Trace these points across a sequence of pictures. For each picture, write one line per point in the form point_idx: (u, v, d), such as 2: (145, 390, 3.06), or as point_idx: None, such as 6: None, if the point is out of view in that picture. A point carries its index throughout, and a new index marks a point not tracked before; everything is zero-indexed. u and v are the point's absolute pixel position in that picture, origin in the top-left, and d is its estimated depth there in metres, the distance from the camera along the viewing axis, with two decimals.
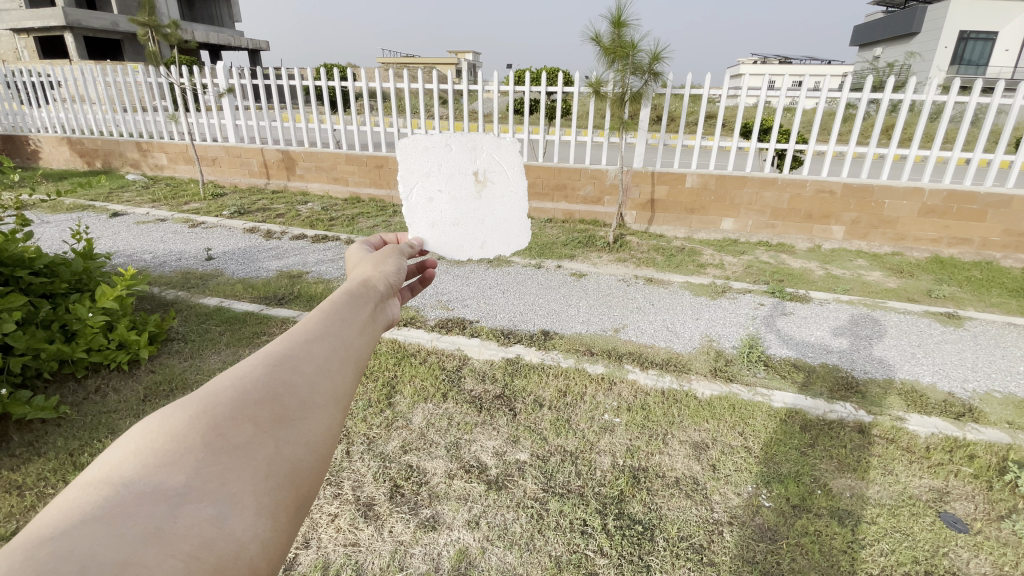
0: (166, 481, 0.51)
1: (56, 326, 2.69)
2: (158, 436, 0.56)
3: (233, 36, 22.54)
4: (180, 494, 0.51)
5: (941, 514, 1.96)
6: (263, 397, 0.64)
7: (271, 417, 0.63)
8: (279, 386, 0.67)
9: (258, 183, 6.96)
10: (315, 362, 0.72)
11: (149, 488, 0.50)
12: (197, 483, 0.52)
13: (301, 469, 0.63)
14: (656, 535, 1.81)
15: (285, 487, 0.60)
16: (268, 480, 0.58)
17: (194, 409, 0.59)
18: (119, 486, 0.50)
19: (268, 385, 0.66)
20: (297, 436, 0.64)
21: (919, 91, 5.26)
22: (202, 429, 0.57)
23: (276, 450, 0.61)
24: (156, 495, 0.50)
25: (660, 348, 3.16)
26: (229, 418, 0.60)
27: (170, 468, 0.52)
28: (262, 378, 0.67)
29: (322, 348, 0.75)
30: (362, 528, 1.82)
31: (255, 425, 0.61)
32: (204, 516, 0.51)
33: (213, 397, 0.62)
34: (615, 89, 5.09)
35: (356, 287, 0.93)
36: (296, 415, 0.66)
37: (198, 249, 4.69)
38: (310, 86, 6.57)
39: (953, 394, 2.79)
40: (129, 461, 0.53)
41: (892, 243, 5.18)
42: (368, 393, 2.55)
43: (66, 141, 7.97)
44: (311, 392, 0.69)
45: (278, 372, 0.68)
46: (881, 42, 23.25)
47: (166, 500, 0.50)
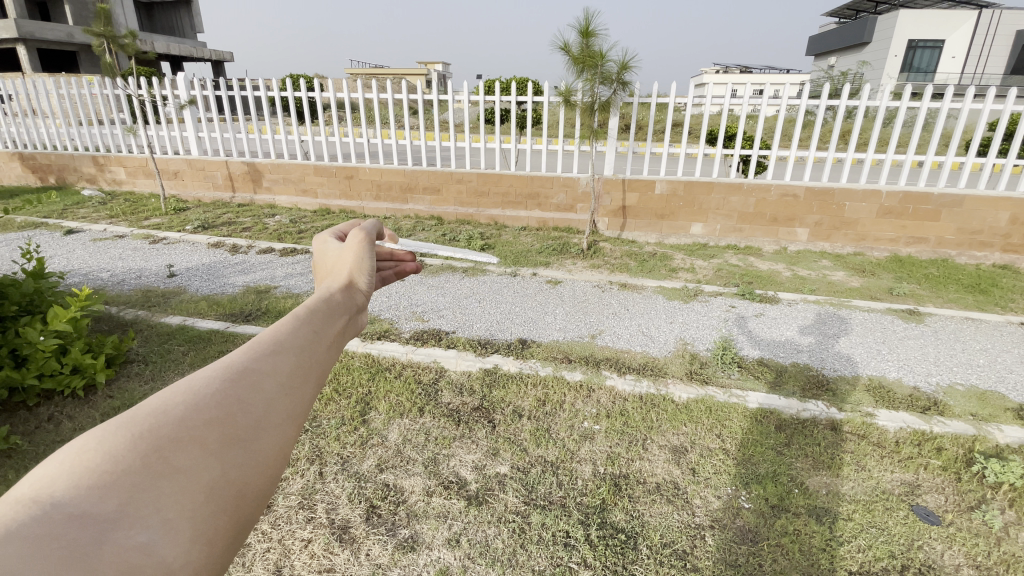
0: (98, 505, 0.46)
1: (5, 352, 2.52)
2: (95, 454, 0.50)
3: (195, 47, 22.00)
4: (109, 520, 0.46)
5: (914, 507, 2.01)
6: (215, 415, 0.59)
7: (221, 437, 0.58)
8: (234, 404, 0.61)
9: (223, 197, 6.76)
10: (278, 378, 0.67)
11: (77, 509, 0.45)
12: (129, 508, 0.48)
13: (246, 492, 0.59)
14: (640, 544, 1.80)
15: (225, 512, 0.56)
16: (207, 503, 0.54)
17: (138, 427, 0.54)
18: (49, 506, 0.45)
19: (221, 402, 0.61)
20: (247, 457, 0.59)
21: (873, 98, 5.45)
22: (143, 448, 0.52)
23: (220, 474, 0.56)
24: (84, 519, 0.45)
25: (637, 352, 3.18)
26: (175, 437, 0.55)
27: (103, 491, 0.47)
28: (216, 394, 0.61)
29: (289, 361, 0.69)
30: (338, 552, 1.75)
31: (202, 446, 0.56)
32: (133, 544, 0.46)
33: (160, 415, 0.56)
34: (585, 98, 5.16)
35: (338, 290, 0.87)
36: (251, 434, 0.61)
37: (159, 266, 4.50)
38: (275, 96, 6.41)
39: (918, 388, 2.88)
40: (60, 480, 0.47)
41: (853, 243, 5.38)
42: (341, 410, 2.47)
43: (15, 156, 7.57)
44: (269, 409, 0.63)
45: (234, 388, 0.63)
46: (836, 51, 24.32)
47: (94, 525, 0.45)
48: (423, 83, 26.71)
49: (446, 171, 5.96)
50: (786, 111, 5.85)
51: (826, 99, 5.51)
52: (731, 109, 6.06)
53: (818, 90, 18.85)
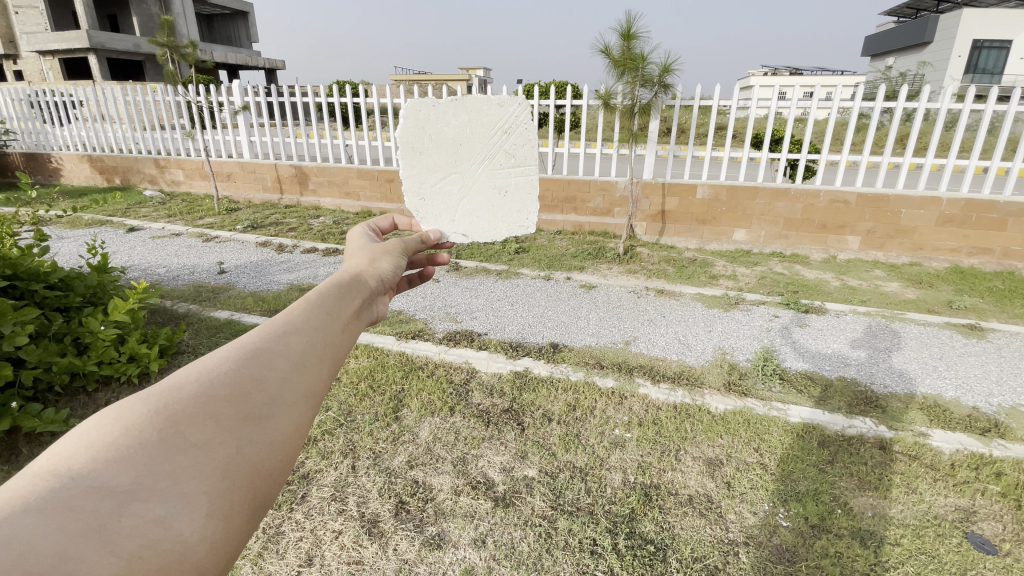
0: (116, 478, 0.49)
1: (68, 340, 2.71)
2: (115, 428, 0.54)
3: (250, 56, 23.13)
4: (127, 493, 0.49)
5: (968, 534, 1.87)
6: (229, 392, 0.62)
7: (235, 414, 0.61)
8: (248, 383, 0.64)
9: (272, 198, 7.06)
10: (290, 360, 0.70)
11: (96, 483, 0.48)
12: (146, 482, 0.51)
13: (260, 470, 0.62)
14: (669, 556, 1.75)
15: (243, 487, 0.59)
16: (224, 480, 0.57)
17: (155, 402, 0.57)
18: (68, 479, 0.48)
19: (236, 381, 0.64)
20: (261, 435, 0.62)
21: (933, 99, 5.13)
22: (160, 423, 0.55)
23: (236, 450, 0.59)
24: (103, 491, 0.48)
25: (672, 361, 3.11)
26: (191, 415, 0.58)
27: (121, 465, 0.51)
28: (230, 373, 0.64)
29: (300, 344, 0.72)
30: (366, 545, 1.78)
31: (217, 423, 0.59)
32: (151, 517, 0.49)
33: (176, 391, 0.59)
34: (625, 101, 5.11)
35: (348, 278, 0.90)
36: (265, 414, 0.64)
37: (211, 264, 4.74)
38: (322, 101, 6.65)
39: (977, 409, 2.69)
40: (80, 453, 0.51)
41: (910, 253, 5.07)
42: (375, 406, 2.53)
43: (86, 158, 8.15)
44: (281, 389, 0.66)
45: (248, 369, 0.66)
46: (894, 51, 23.12)
47: (112, 497, 0.48)
48: (464, 89, 27.21)
49: None
50: (837, 114, 5.59)
51: (882, 100, 5.23)
52: (778, 112, 5.85)
53: (874, 92, 18.02)
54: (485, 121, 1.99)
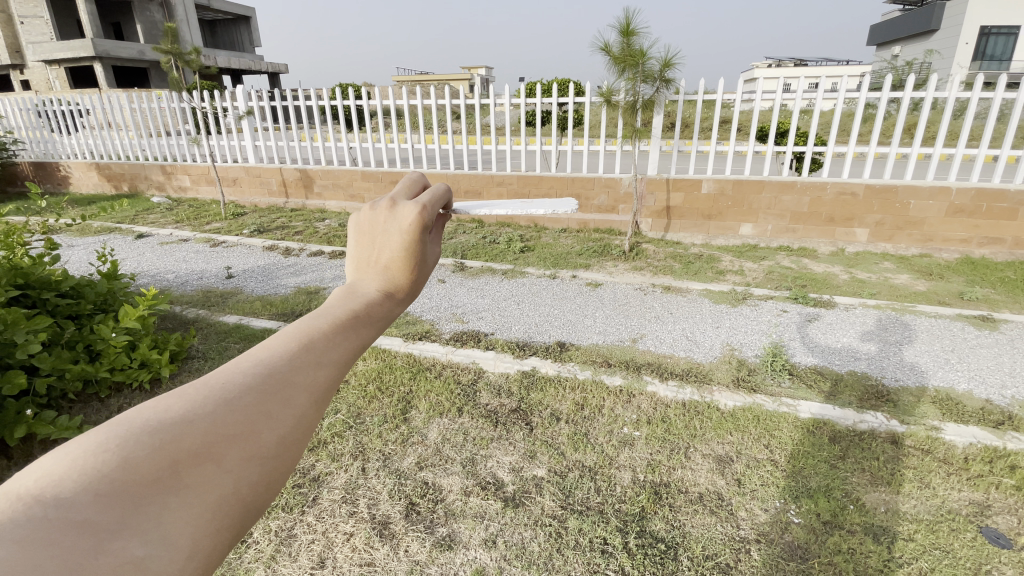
0: (102, 513, 0.45)
1: (81, 347, 2.74)
2: (114, 450, 0.49)
3: (253, 61, 23.26)
4: (110, 531, 0.45)
5: (983, 529, 1.85)
6: (245, 421, 0.56)
7: (243, 450, 0.55)
8: (264, 412, 0.58)
9: (277, 202, 7.10)
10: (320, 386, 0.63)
11: (80, 518, 0.44)
12: (131, 520, 0.46)
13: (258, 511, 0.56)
14: (680, 554, 1.75)
15: (229, 531, 0.54)
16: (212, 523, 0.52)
17: (160, 424, 0.52)
18: (51, 507, 0.43)
19: (254, 407, 0.58)
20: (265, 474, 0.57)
21: (941, 88, 5.06)
22: (163, 451, 0.51)
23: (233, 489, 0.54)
24: (85, 527, 0.44)
25: (680, 357, 3.10)
26: (196, 449, 0.52)
27: (110, 498, 0.46)
28: (247, 397, 0.58)
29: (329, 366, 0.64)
30: (378, 547, 1.79)
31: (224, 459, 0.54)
32: (130, 558, 0.44)
33: (186, 414, 0.54)
34: (627, 97, 5.08)
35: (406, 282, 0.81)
36: (275, 451, 0.58)
37: (218, 268, 4.78)
38: (325, 104, 6.67)
39: (990, 401, 2.66)
40: (69, 474, 0.46)
41: (919, 244, 5.02)
42: (384, 408, 2.54)
43: (94, 166, 8.24)
44: (298, 421, 0.60)
45: (268, 397, 0.59)
46: (901, 40, 22.87)
47: (93, 533, 0.44)
48: (467, 89, 27.21)
49: (488, 174, 6.02)
50: (842, 105, 5.53)
51: (888, 90, 5.16)
52: (783, 105, 5.80)
53: (880, 82, 17.85)
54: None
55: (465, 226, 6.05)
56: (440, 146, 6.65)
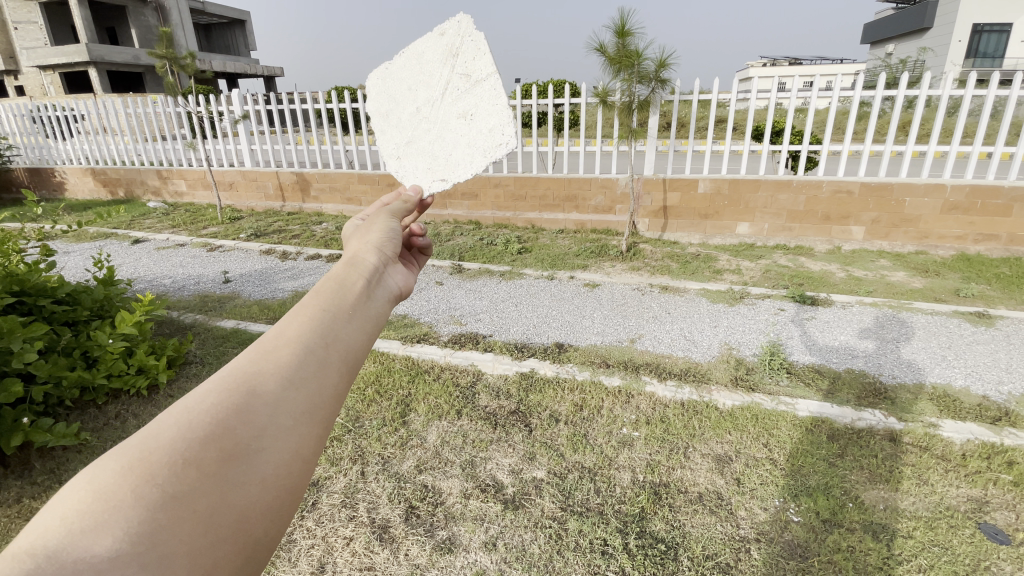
0: (91, 547, 0.48)
1: (78, 353, 2.73)
2: (92, 494, 0.53)
3: (249, 65, 23.22)
4: (103, 561, 0.48)
5: (981, 525, 1.86)
6: (211, 431, 0.59)
7: (220, 457, 0.58)
8: (232, 419, 0.61)
9: (274, 206, 7.09)
10: (280, 380, 0.66)
11: (72, 557, 0.47)
12: (124, 546, 0.49)
13: (253, 511, 0.60)
14: (680, 555, 1.75)
15: (228, 536, 0.57)
16: (207, 533, 0.55)
17: (129, 458, 0.56)
18: (45, 556, 0.47)
19: (218, 417, 0.61)
20: (248, 473, 0.60)
21: (935, 86, 5.07)
22: (137, 480, 0.54)
23: (222, 497, 0.57)
24: (77, 564, 0.47)
25: (679, 357, 3.10)
26: (172, 467, 0.56)
27: (96, 533, 0.49)
28: (213, 410, 0.61)
29: (291, 363, 0.68)
30: (378, 551, 1.79)
31: (199, 469, 0.57)
32: None
33: (155, 442, 0.57)
34: (623, 98, 5.10)
35: (346, 267, 0.84)
36: (250, 451, 0.61)
37: (216, 273, 4.77)
38: (321, 107, 6.66)
39: (988, 397, 2.67)
40: (55, 528, 0.50)
41: (915, 241, 5.03)
42: (382, 412, 2.53)
43: (90, 171, 8.21)
44: (271, 418, 0.63)
45: (232, 407, 0.62)
46: (895, 38, 22.99)
47: (87, 567, 0.47)
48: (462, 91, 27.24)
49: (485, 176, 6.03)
50: (837, 103, 5.55)
51: (883, 89, 5.18)
52: (778, 104, 5.81)
53: (874, 80, 17.95)
54: (432, 55, 1.54)
55: (462, 228, 6.05)
56: None
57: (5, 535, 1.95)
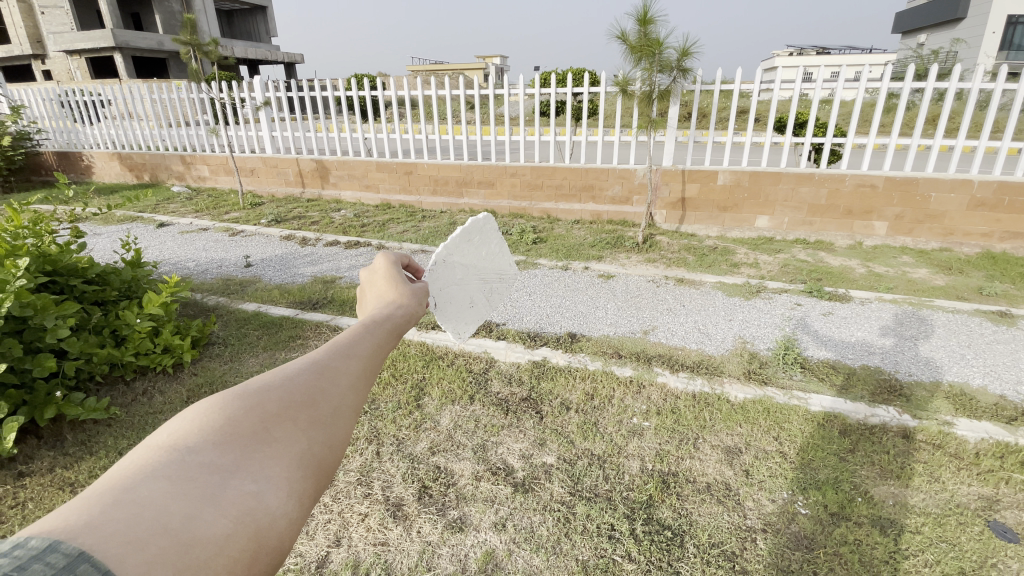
0: (219, 456, 0.53)
1: (107, 332, 2.86)
2: (218, 413, 0.58)
3: (270, 52, 23.41)
4: (228, 470, 0.52)
5: (990, 523, 1.85)
6: (311, 387, 0.65)
7: (313, 409, 0.63)
8: (325, 382, 0.67)
9: (294, 192, 7.19)
10: (362, 360, 0.73)
11: (203, 459, 0.52)
12: (243, 461, 0.54)
13: (335, 460, 0.63)
14: (686, 542, 1.78)
15: (316, 475, 0.60)
16: (303, 465, 0.59)
17: (250, 390, 0.61)
18: (182, 452, 0.52)
19: (317, 377, 0.67)
20: (336, 429, 0.65)
21: (966, 78, 4.90)
22: (255, 410, 0.59)
23: (314, 440, 0.62)
24: (208, 466, 0.52)
25: (691, 350, 3.11)
26: (279, 407, 0.61)
27: (222, 445, 0.54)
28: (311, 372, 0.67)
29: (366, 350, 0.74)
30: (392, 528, 1.86)
31: (300, 414, 0.62)
32: (245, 492, 0.52)
33: (268, 382, 0.64)
34: (643, 87, 5.05)
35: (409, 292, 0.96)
36: (338, 409, 0.66)
37: (237, 257, 4.88)
38: (340, 95, 6.70)
39: (1006, 397, 2.63)
40: (192, 431, 0.55)
41: (940, 238, 4.92)
42: (398, 395, 2.60)
43: (116, 156, 8.41)
44: (355, 389, 0.69)
45: (323, 373, 0.68)
46: (928, 27, 22.19)
47: (216, 472, 0.52)
48: (479, 78, 27.29)
49: (501, 165, 6.04)
50: (864, 95, 5.40)
51: (912, 80, 5.02)
52: (802, 94, 5.68)
53: (904, 70, 17.50)
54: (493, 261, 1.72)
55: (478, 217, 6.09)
56: (454, 137, 6.65)
57: (39, 502, 2.06)
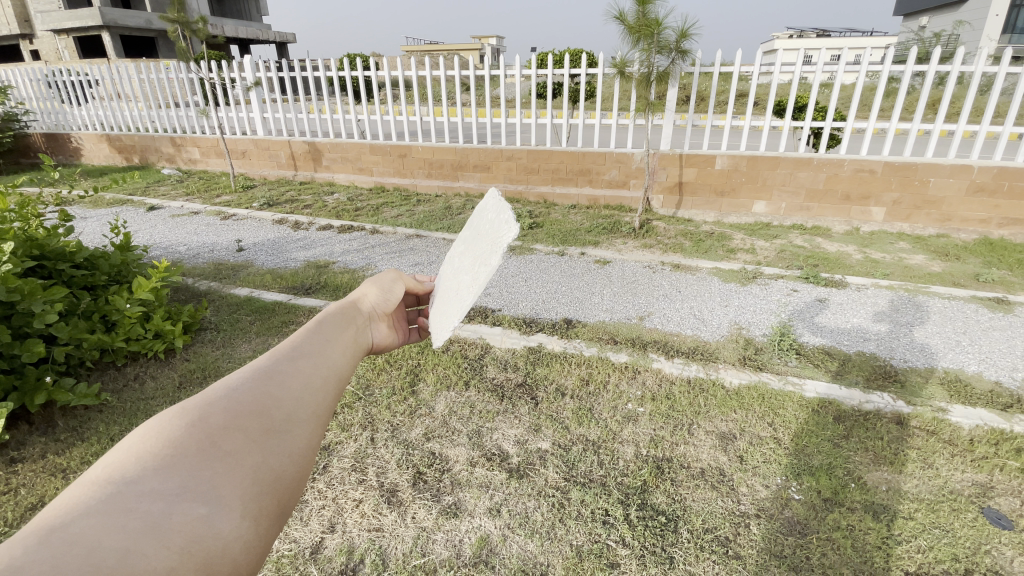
0: (162, 483, 0.52)
1: (97, 317, 2.82)
2: (157, 441, 0.57)
3: (261, 32, 22.89)
4: (174, 495, 0.52)
5: (984, 510, 1.86)
6: (251, 408, 0.66)
7: (259, 429, 0.64)
8: (267, 402, 0.68)
9: (286, 175, 7.08)
10: (302, 378, 0.74)
11: (146, 488, 0.51)
12: (189, 486, 0.53)
13: (286, 478, 0.63)
14: (680, 527, 1.78)
15: (268, 493, 0.59)
16: (254, 485, 0.58)
17: (189, 417, 0.61)
18: (122, 484, 0.51)
19: (257, 398, 0.67)
20: (283, 446, 0.65)
21: (968, 62, 4.83)
22: (196, 435, 0.59)
23: (262, 459, 0.61)
24: (151, 495, 0.51)
25: (687, 336, 3.10)
26: (222, 429, 0.61)
27: (164, 473, 0.53)
28: (251, 394, 0.68)
29: (306, 369, 0.76)
30: (386, 514, 1.85)
31: (245, 435, 0.62)
32: (195, 515, 0.51)
33: (207, 407, 0.63)
34: (641, 69, 4.95)
35: (345, 310, 0.98)
36: (284, 427, 0.67)
37: (229, 241, 4.81)
38: (332, 75, 6.56)
39: (1000, 384, 2.64)
40: (129, 463, 0.53)
41: (937, 224, 4.91)
42: (392, 380, 2.58)
43: (105, 137, 8.23)
44: (297, 406, 0.70)
45: (264, 392, 0.69)
46: (930, 10, 21.92)
47: (160, 499, 0.51)
48: (475, 59, 26.86)
49: (497, 149, 5.95)
50: (865, 78, 5.32)
51: (914, 63, 4.94)
52: (802, 78, 5.60)
53: (904, 53, 17.33)
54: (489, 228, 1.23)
55: (474, 201, 6.02)
56: (449, 119, 6.54)
57: (31, 488, 2.04)
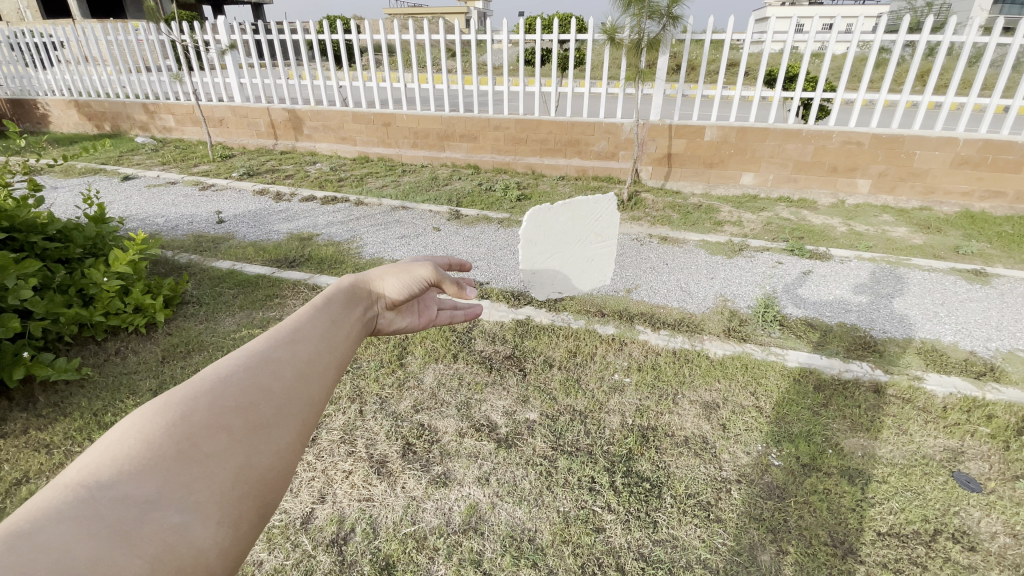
0: (138, 488, 0.50)
1: (73, 291, 2.74)
2: (137, 439, 0.55)
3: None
4: (148, 502, 0.50)
5: (953, 473, 1.94)
6: (239, 401, 0.63)
7: (245, 426, 0.62)
8: (257, 394, 0.65)
9: (267, 144, 6.87)
10: (295, 368, 0.72)
11: (120, 493, 0.49)
12: (166, 490, 0.52)
13: (270, 478, 0.62)
14: (664, 493, 1.83)
15: (249, 495, 0.58)
16: (234, 488, 0.57)
17: (173, 413, 0.58)
18: (97, 489, 0.49)
19: (246, 391, 0.65)
20: (270, 443, 0.63)
21: (959, 32, 4.78)
22: (178, 434, 0.56)
23: (247, 458, 0.60)
24: (125, 501, 0.49)
25: (674, 308, 3.12)
26: (206, 426, 0.59)
27: (141, 475, 0.51)
28: (241, 385, 0.65)
29: (302, 356, 0.74)
30: (376, 484, 1.87)
31: (230, 434, 0.60)
32: (168, 525, 0.50)
33: (193, 400, 0.61)
34: (631, 36, 4.82)
35: (351, 289, 0.95)
36: (272, 422, 0.65)
37: (209, 213, 4.69)
38: (311, 39, 6.29)
39: (973, 353, 2.72)
40: (106, 464, 0.52)
41: (921, 196, 4.96)
42: (380, 353, 2.58)
43: (73, 103, 7.87)
44: (287, 401, 0.68)
45: (255, 384, 0.66)
46: None
47: (135, 505, 0.49)
48: (462, 24, 26.05)
49: (484, 118, 5.81)
50: (856, 48, 5.25)
51: (905, 33, 4.87)
52: (794, 46, 5.51)
53: (896, 22, 17.16)
54: None
55: (461, 172, 5.92)
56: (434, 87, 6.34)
57: (14, 464, 2.02)
